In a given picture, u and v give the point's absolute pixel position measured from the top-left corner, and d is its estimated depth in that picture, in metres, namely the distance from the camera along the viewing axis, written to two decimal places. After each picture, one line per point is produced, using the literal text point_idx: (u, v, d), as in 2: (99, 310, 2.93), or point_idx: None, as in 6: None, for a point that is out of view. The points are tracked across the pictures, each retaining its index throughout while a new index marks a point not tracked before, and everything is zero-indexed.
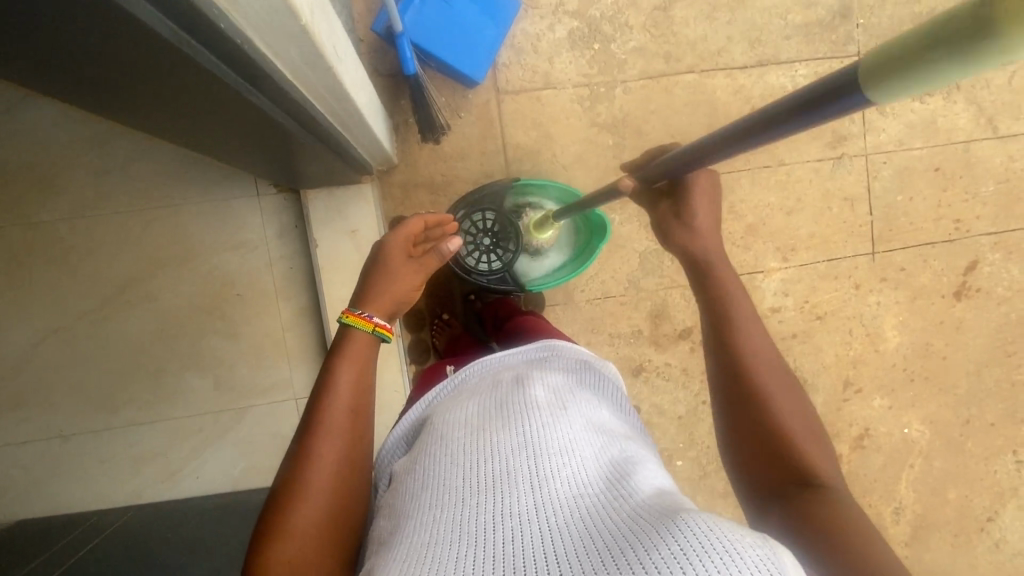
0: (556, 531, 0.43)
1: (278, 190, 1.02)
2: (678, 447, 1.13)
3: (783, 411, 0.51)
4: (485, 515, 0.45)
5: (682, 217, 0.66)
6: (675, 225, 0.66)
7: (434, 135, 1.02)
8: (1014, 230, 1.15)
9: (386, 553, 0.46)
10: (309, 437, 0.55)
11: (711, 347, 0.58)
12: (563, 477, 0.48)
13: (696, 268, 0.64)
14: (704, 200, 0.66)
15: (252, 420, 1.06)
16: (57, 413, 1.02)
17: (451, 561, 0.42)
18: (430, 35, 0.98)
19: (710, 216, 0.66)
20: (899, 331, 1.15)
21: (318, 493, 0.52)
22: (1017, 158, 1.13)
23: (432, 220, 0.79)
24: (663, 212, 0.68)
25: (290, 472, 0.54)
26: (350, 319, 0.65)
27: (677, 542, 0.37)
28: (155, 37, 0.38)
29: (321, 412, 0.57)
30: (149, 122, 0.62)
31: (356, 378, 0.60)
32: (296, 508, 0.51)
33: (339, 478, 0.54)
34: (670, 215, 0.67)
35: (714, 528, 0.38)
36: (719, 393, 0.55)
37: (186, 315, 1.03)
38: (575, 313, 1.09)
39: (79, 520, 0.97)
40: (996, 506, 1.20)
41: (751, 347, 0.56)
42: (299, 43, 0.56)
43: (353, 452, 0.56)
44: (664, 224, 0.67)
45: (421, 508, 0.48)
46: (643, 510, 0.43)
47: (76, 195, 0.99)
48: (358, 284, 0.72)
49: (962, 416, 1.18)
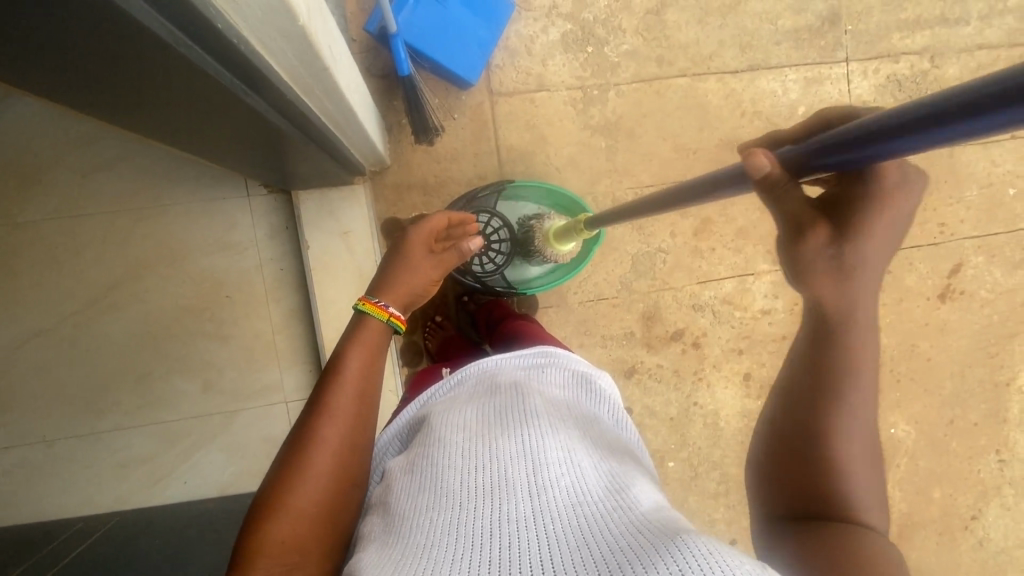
0: (553, 538, 0.43)
1: (269, 191, 1.01)
2: (669, 448, 1.14)
3: (850, 474, 0.43)
4: (481, 521, 0.45)
5: (848, 244, 0.37)
6: (822, 267, 0.38)
7: (428, 136, 1.00)
8: (997, 234, 1.17)
9: (381, 556, 0.46)
10: (316, 415, 0.55)
11: (794, 401, 0.44)
12: (562, 485, 0.48)
13: (817, 314, 0.42)
14: (891, 225, 0.37)
15: (241, 423, 1.05)
16: (39, 418, 1.00)
17: (446, 567, 0.42)
18: (423, 36, 0.98)
19: (895, 241, 0.38)
20: (886, 332, 1.17)
21: (318, 475, 0.52)
22: (999, 163, 1.16)
23: (454, 218, 0.79)
24: (810, 235, 0.37)
25: (291, 451, 0.53)
26: (366, 306, 0.66)
27: (676, 563, 0.36)
28: (152, 35, 0.38)
29: (328, 393, 0.57)
30: (141, 121, 0.61)
31: (365, 363, 0.61)
32: (295, 488, 0.51)
33: (340, 462, 0.54)
34: (828, 241, 0.37)
35: (714, 552, 0.37)
36: (778, 442, 0.45)
37: (174, 317, 1.02)
38: (568, 315, 1.09)
39: (63, 527, 0.95)
40: (980, 505, 1.22)
41: (846, 412, 0.43)
42: (296, 45, 0.56)
43: (357, 436, 0.56)
44: (804, 259, 0.38)
45: (418, 512, 0.48)
46: (641, 523, 0.42)
47: (62, 194, 0.97)
48: (378, 272, 0.73)
49: (947, 416, 1.20)
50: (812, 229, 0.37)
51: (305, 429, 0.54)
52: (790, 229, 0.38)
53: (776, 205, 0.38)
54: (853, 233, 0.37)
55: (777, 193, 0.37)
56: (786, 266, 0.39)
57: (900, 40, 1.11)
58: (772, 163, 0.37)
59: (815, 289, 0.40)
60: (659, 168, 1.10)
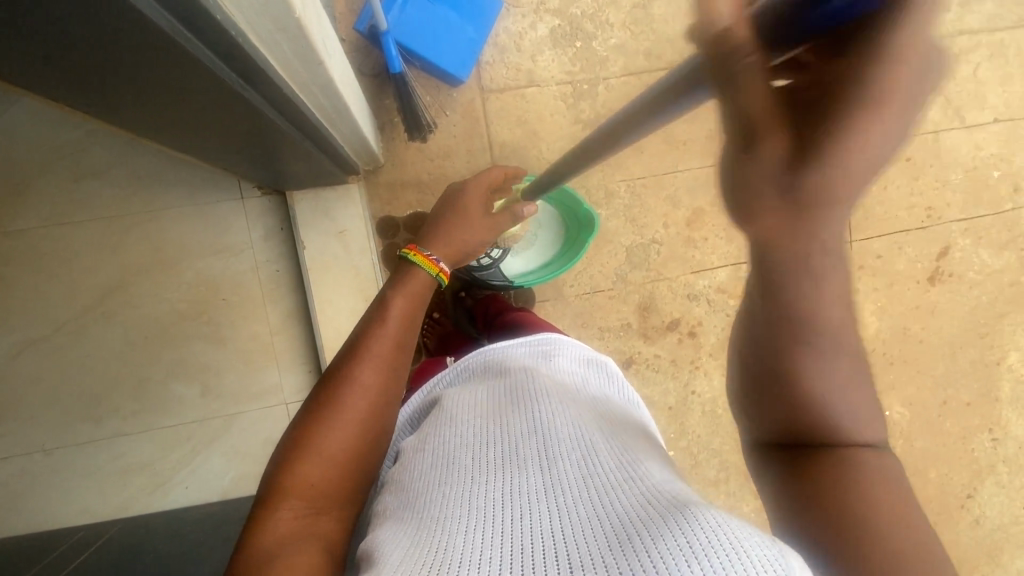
0: (565, 511, 0.44)
1: (263, 192, 1.01)
2: (668, 437, 1.15)
3: (836, 411, 0.35)
4: (495, 495, 0.47)
5: (814, 177, 0.24)
6: (776, 205, 0.26)
7: (421, 133, 1.01)
8: (982, 217, 1.20)
9: (397, 527, 0.47)
10: (355, 361, 0.60)
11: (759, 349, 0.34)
12: (572, 460, 0.49)
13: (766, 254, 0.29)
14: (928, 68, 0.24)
15: (242, 427, 1.04)
16: (37, 426, 1.00)
17: (460, 536, 0.43)
18: (414, 35, 0.99)
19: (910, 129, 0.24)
20: (877, 316, 1.18)
21: (350, 421, 0.56)
22: (982, 148, 1.19)
23: (509, 173, 0.90)
24: (759, 153, 0.25)
25: (326, 394, 0.58)
26: (417, 258, 0.73)
27: (684, 535, 0.37)
28: (152, 27, 0.39)
29: (367, 340, 0.62)
30: (135, 119, 0.61)
31: (404, 315, 0.66)
32: (327, 431, 0.55)
33: (369, 412, 0.58)
34: (784, 165, 0.24)
35: (723, 524, 0.38)
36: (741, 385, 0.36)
37: (171, 321, 1.02)
38: (565, 307, 1.10)
39: (63, 535, 0.94)
40: (975, 483, 1.23)
41: (827, 362, 0.33)
42: (292, 40, 0.56)
43: (387, 389, 0.60)
44: (750, 185, 0.26)
45: (431, 487, 0.50)
46: (651, 494, 0.43)
47: (54, 201, 0.97)
48: (435, 218, 0.82)
49: (940, 397, 1.21)
50: (766, 139, 0.24)
51: (342, 376, 0.59)
52: (739, 135, 0.25)
53: (732, 97, 0.25)
54: (826, 162, 0.24)
55: (736, 80, 0.24)
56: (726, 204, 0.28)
57: None
58: (734, 6, 0.24)
59: (764, 228, 0.28)
60: (651, 158, 1.10)
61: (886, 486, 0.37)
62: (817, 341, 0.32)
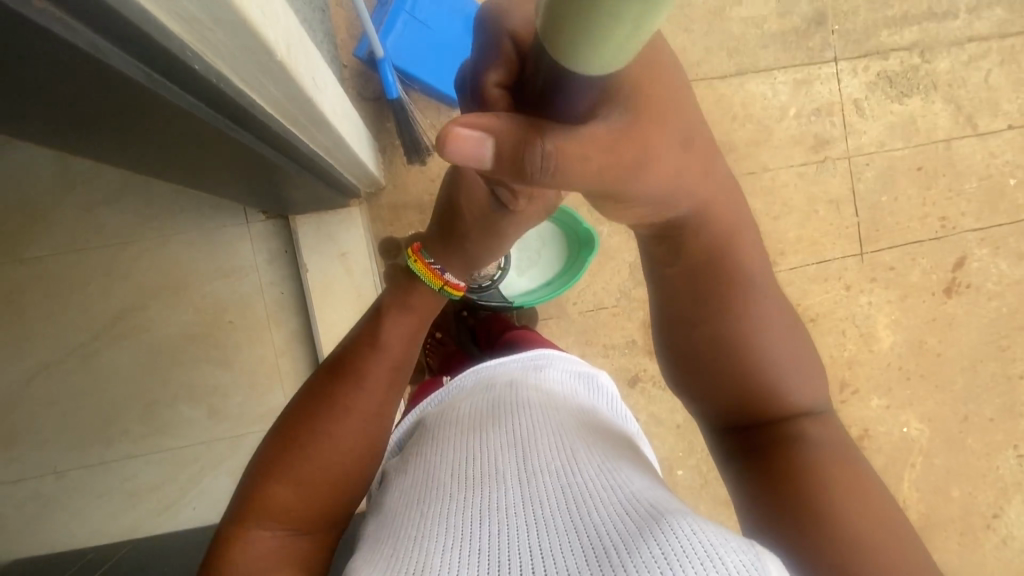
0: (543, 521, 0.44)
1: (267, 217, 1.03)
2: (677, 456, 1.12)
3: (784, 378, 0.53)
4: (472, 509, 0.46)
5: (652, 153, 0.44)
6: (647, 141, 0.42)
7: (419, 155, 1.02)
8: (1000, 226, 1.17)
9: (376, 553, 0.47)
10: (347, 384, 0.61)
11: (694, 306, 0.56)
12: (551, 468, 0.48)
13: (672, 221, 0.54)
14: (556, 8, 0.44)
15: (249, 447, 1.05)
16: (51, 450, 1.02)
17: (437, 557, 0.43)
18: (411, 59, 1.00)
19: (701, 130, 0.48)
20: (892, 330, 1.15)
21: (333, 447, 0.59)
22: (997, 154, 1.16)
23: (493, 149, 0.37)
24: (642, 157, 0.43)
25: (314, 408, 0.60)
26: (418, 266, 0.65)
27: (659, 546, 0.38)
28: (128, 81, 0.40)
29: (359, 360, 0.63)
30: (133, 160, 0.63)
31: (404, 335, 0.65)
32: (308, 455, 0.58)
33: (359, 443, 0.60)
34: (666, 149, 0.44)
35: (699, 531, 0.38)
36: (690, 335, 0.56)
37: (179, 344, 1.03)
38: (568, 324, 1.10)
39: (74, 556, 0.96)
40: (1001, 502, 1.18)
41: (758, 314, 0.54)
42: (278, 82, 0.57)
43: (379, 416, 0.62)
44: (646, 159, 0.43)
45: (412, 508, 0.50)
46: (629, 502, 0.43)
47: (67, 231, 0.99)
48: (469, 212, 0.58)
49: (961, 412, 1.17)
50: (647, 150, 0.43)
51: (331, 400, 0.61)
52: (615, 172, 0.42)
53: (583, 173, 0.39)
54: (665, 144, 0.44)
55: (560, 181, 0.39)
56: (597, 199, 0.48)
57: (889, 36, 1.12)
58: (476, 146, 0.36)
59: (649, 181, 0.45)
60: None
61: (827, 452, 0.51)
62: (731, 296, 0.55)
